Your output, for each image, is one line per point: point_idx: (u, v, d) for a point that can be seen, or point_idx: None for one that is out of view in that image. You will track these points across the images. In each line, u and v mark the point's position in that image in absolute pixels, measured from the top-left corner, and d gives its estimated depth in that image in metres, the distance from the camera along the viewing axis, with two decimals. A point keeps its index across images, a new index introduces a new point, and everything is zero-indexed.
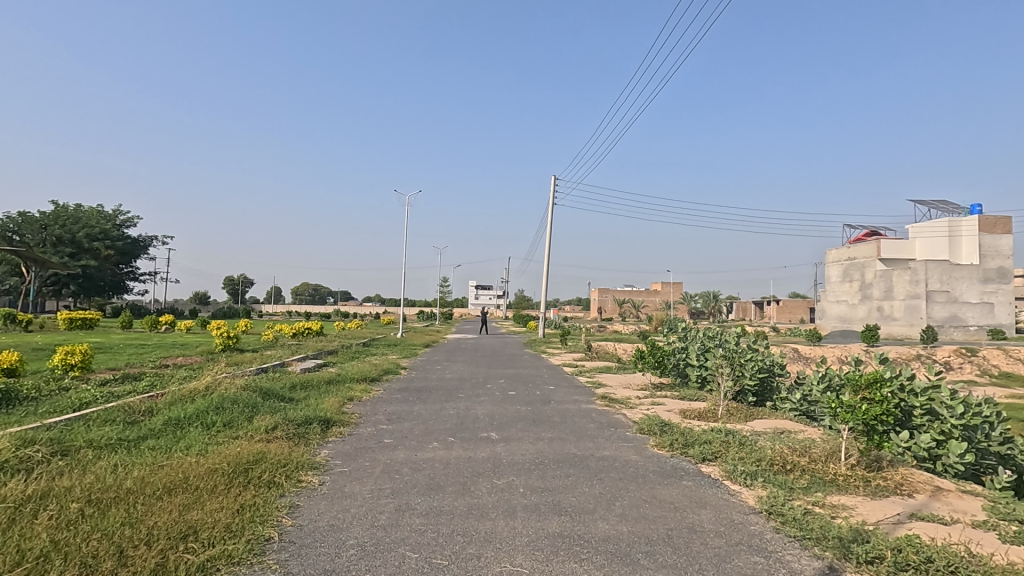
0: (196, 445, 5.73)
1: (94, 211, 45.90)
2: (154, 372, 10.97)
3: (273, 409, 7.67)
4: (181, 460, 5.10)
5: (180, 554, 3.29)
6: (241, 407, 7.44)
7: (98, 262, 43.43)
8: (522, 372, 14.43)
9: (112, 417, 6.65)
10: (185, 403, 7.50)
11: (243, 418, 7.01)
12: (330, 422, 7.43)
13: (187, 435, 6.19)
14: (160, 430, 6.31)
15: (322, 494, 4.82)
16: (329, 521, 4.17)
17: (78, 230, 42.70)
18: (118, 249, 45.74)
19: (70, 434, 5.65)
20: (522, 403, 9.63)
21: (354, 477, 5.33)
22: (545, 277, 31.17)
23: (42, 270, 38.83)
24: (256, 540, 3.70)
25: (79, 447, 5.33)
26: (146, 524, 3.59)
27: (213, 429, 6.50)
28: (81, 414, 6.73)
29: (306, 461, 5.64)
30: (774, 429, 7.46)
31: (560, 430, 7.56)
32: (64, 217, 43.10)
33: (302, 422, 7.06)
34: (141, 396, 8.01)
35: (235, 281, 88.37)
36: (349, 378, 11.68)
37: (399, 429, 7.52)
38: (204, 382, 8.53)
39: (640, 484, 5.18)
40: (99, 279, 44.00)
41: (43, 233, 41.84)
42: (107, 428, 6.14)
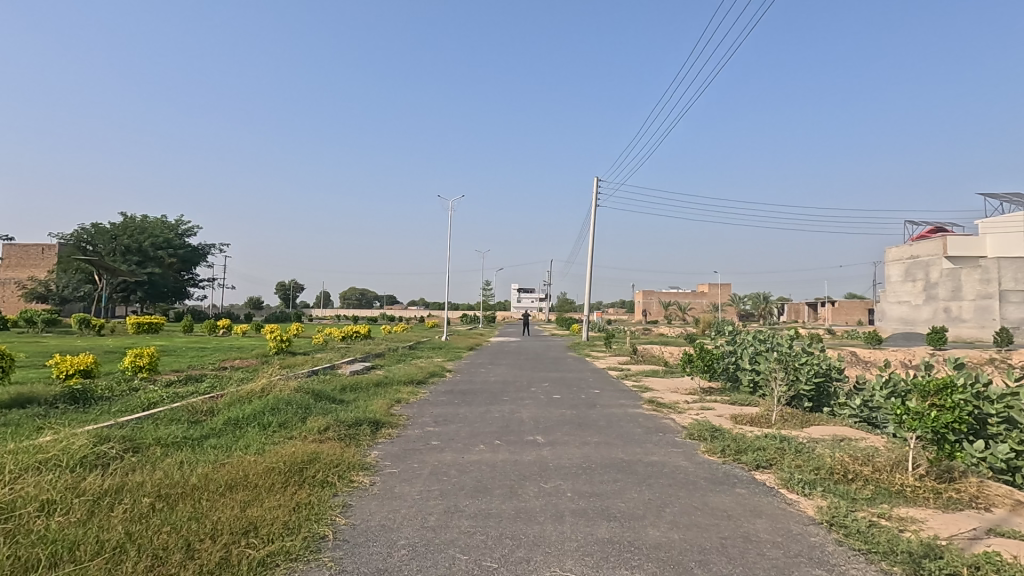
0: (254, 444, 5.99)
1: (159, 220, 48.73)
2: (215, 374, 11.51)
3: (324, 410, 7.92)
4: (240, 458, 5.34)
5: (243, 548, 3.44)
6: (295, 408, 7.72)
7: (162, 269, 45.97)
8: (567, 375, 14.37)
9: (177, 417, 7.03)
10: (243, 404, 7.83)
11: (297, 418, 7.27)
12: (380, 423, 7.61)
13: (245, 434, 6.47)
14: (221, 429, 6.61)
15: (373, 494, 4.94)
16: (381, 521, 4.27)
17: (144, 239, 45.43)
18: (179, 256, 48.04)
19: (141, 432, 6.01)
20: (567, 407, 9.57)
21: (402, 478, 5.44)
22: (589, 280, 30.93)
23: (113, 277, 41.49)
24: (312, 537, 3.82)
25: (149, 444, 5.66)
26: (210, 519, 3.76)
27: (269, 428, 6.76)
28: (150, 413, 7.17)
29: (358, 462, 5.79)
30: (833, 436, 7.15)
31: (606, 434, 7.46)
32: (132, 227, 46.06)
33: (352, 423, 7.26)
34: (203, 397, 8.44)
35: (287, 286, 91.77)
36: (397, 380, 11.92)
37: (445, 431, 7.62)
38: (261, 384, 8.89)
39: (690, 491, 5.05)
40: (164, 285, 46.55)
41: (113, 242, 44.86)
42: (173, 427, 6.51)
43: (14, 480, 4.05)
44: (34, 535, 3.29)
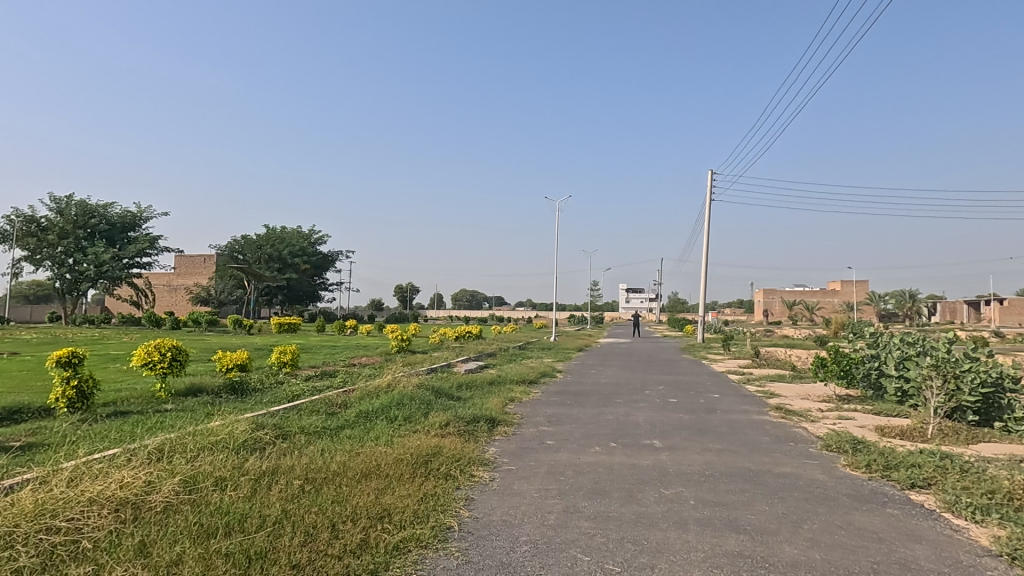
0: (383, 436, 6.44)
1: (296, 230, 54.13)
2: (346, 370, 12.56)
3: (444, 406, 8.31)
4: (371, 448, 5.77)
5: (380, 532, 3.71)
6: (418, 404, 8.19)
7: (298, 275, 50.98)
8: (682, 379, 13.79)
9: (317, 408, 7.77)
10: (372, 399, 8.45)
11: (420, 413, 7.70)
12: (496, 421, 7.83)
13: (375, 426, 6.98)
14: (354, 421, 7.19)
15: (492, 489, 5.10)
16: (502, 516, 4.39)
17: (283, 248, 50.67)
18: (313, 262, 52.80)
19: (289, 421, 6.73)
20: (685, 412, 9.18)
21: (520, 475, 5.55)
22: (704, 279, 29.42)
23: (259, 283, 46.73)
24: (440, 527, 4.02)
25: (295, 432, 6.30)
26: (351, 503, 4.11)
27: (396, 422, 7.23)
28: (295, 404, 8.00)
29: (477, 457, 6.00)
30: (1008, 455, 6.15)
31: (729, 442, 7.05)
32: (274, 237, 51.57)
33: (470, 419, 7.54)
34: (338, 390, 9.23)
35: (404, 289, 97.63)
36: (509, 379, 12.18)
37: (560, 431, 7.65)
38: (386, 380, 9.54)
39: (831, 507, 4.62)
40: (300, 289, 51.64)
41: (259, 252, 50.59)
42: (314, 417, 7.20)
43: (195, 459, 4.70)
44: (213, 506, 3.79)
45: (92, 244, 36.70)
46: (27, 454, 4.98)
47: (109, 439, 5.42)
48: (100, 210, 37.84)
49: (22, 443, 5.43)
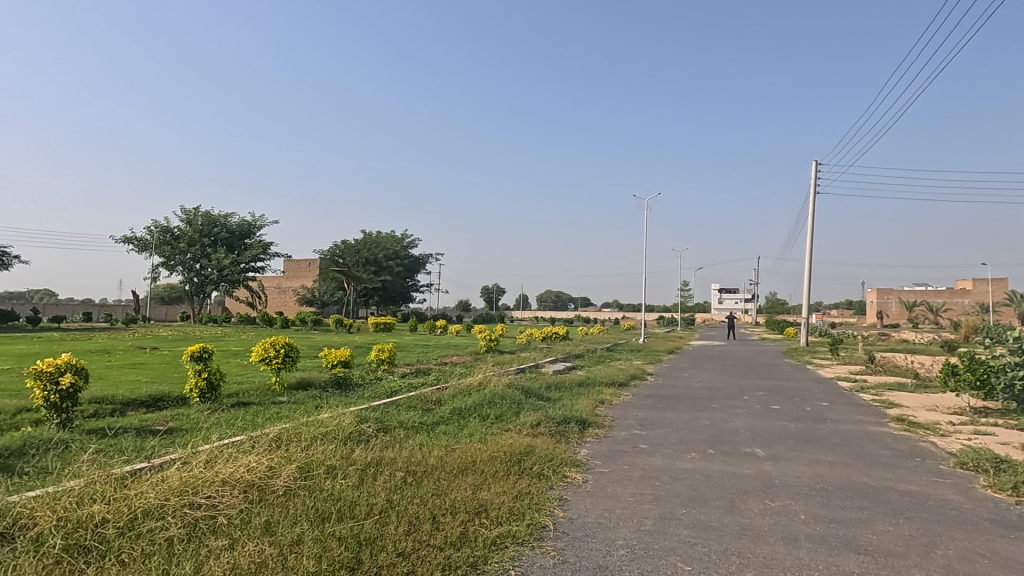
0: (477, 433, 6.61)
1: (390, 234, 56.87)
2: (438, 368, 13.03)
3: (534, 406, 8.37)
4: (466, 444, 5.94)
5: (477, 527, 3.80)
6: (509, 403, 8.31)
7: (392, 277, 53.54)
8: (785, 385, 12.92)
9: (414, 404, 8.12)
10: (464, 396, 8.69)
11: (511, 412, 7.81)
12: (586, 422, 7.77)
13: (468, 423, 7.18)
14: (448, 417, 7.44)
15: (586, 491, 5.06)
16: (597, 518, 4.34)
17: (379, 252, 53.44)
18: (405, 265, 55.20)
19: (389, 415, 7.10)
20: (790, 420, 8.59)
21: (614, 478, 5.46)
22: (808, 278, 27.40)
23: (358, 285, 49.63)
24: (535, 526, 4.05)
25: (395, 426, 6.63)
26: (449, 496, 4.24)
27: (488, 420, 7.39)
28: (394, 399, 8.42)
29: (569, 458, 5.98)
30: None
31: (843, 454, 6.51)
32: (370, 241, 54.51)
33: (561, 420, 7.54)
34: (432, 387, 9.60)
35: (490, 291, 99.61)
36: (598, 381, 12.04)
37: (653, 436, 7.44)
38: (478, 379, 9.77)
39: (969, 532, 4.12)
40: (394, 291, 54.20)
41: (357, 255, 53.73)
42: (412, 412, 7.53)
43: (308, 448, 5.07)
44: (326, 492, 4.07)
45: (216, 251, 40.69)
46: (170, 437, 5.63)
47: (235, 426, 5.99)
48: (221, 221, 41.79)
49: (165, 426, 6.15)
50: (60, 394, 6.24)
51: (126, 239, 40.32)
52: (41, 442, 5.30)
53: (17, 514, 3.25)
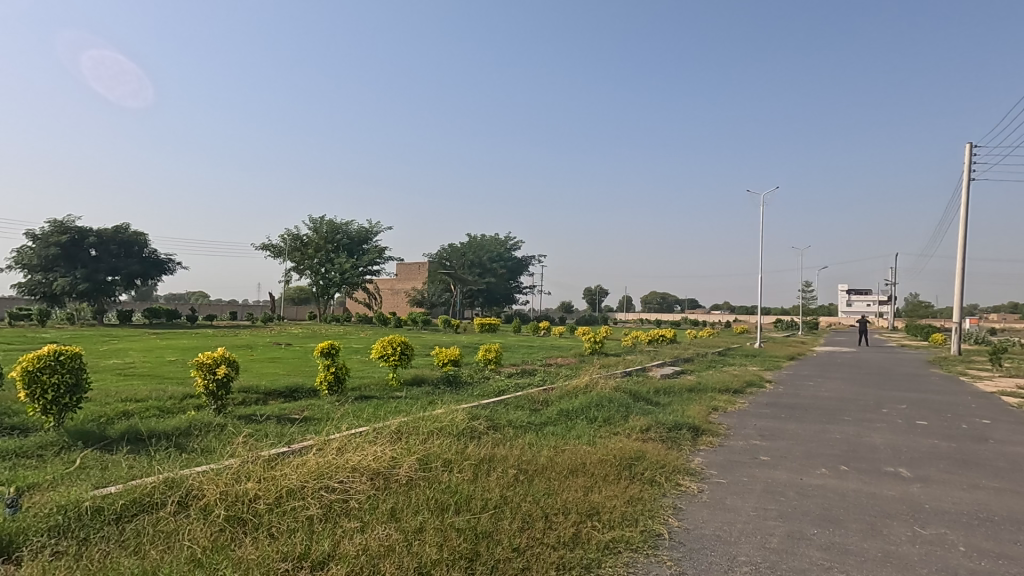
0: (585, 435, 6.56)
1: (494, 238, 58.13)
2: (543, 369, 13.13)
3: (643, 411, 8.14)
4: (575, 446, 5.92)
5: (590, 529, 3.78)
6: (617, 406, 8.16)
7: (496, 279, 54.70)
8: (932, 398, 11.43)
9: (521, 404, 8.25)
10: (571, 398, 8.68)
11: (619, 416, 7.67)
12: (700, 430, 7.41)
13: (576, 425, 7.15)
14: (555, 418, 7.46)
15: (702, 501, 4.83)
16: (715, 530, 4.14)
17: (483, 255, 54.93)
18: (508, 267, 56.42)
19: (498, 414, 7.28)
20: (940, 438, 7.58)
21: (733, 490, 5.16)
22: (959, 277, 24.03)
23: (464, 287, 51.45)
24: (649, 533, 3.94)
25: (505, 424, 6.79)
26: (561, 497, 4.26)
27: (595, 422, 7.31)
28: (502, 398, 8.62)
29: (683, 466, 5.74)
30: None
31: (1011, 480, 5.62)
32: (475, 245, 56.15)
33: (672, 426, 7.26)
34: (538, 388, 9.69)
35: (592, 292, 98.67)
36: (711, 387, 11.44)
37: (775, 448, 6.92)
38: (584, 381, 9.70)
39: None
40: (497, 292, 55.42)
41: (463, 259, 55.63)
42: (520, 412, 7.66)
43: (426, 441, 5.34)
44: (444, 484, 4.26)
45: (338, 256, 44.28)
46: (305, 425, 6.20)
47: (360, 418, 6.47)
48: (343, 228, 45.35)
49: (301, 415, 6.79)
50: (216, 382, 7.15)
51: (264, 246, 45.12)
52: (203, 424, 6.08)
53: (189, 485, 3.75)
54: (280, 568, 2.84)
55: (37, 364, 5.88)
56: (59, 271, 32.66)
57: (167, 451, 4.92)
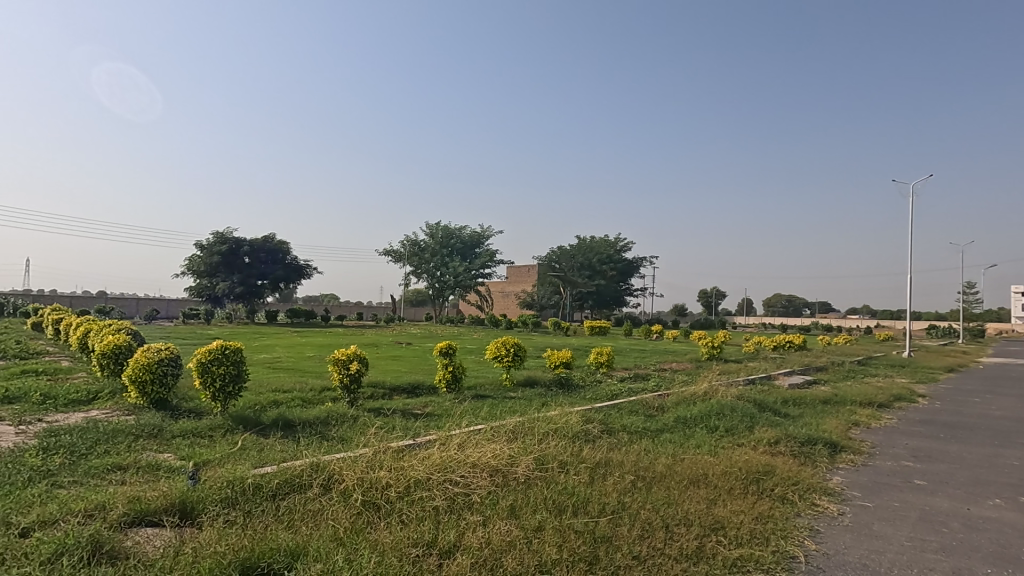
0: (706, 445, 6.24)
1: (604, 239, 56.70)
2: (658, 374, 12.69)
3: (771, 422, 7.57)
4: (695, 455, 5.66)
5: (715, 544, 3.59)
6: (740, 416, 7.67)
7: (606, 281, 53.42)
8: None
9: (636, 409, 8.05)
10: (689, 405, 8.30)
11: (743, 426, 7.20)
12: (838, 447, 6.73)
13: (695, 433, 6.83)
14: (672, 425, 7.19)
15: (843, 524, 4.39)
16: (860, 558, 3.74)
17: (593, 257, 53.88)
18: (619, 268, 54.73)
19: (612, 418, 7.16)
20: None
21: (880, 515, 4.62)
22: None
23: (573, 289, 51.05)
24: (781, 554, 3.66)
25: (619, 429, 6.66)
26: (683, 507, 4.09)
27: (717, 432, 6.93)
28: (615, 402, 8.47)
29: (819, 484, 5.25)
30: None
31: None
32: (585, 247, 55.08)
33: (805, 440, 6.67)
34: (653, 393, 9.39)
35: (709, 294, 93.61)
36: (850, 399, 10.33)
37: (933, 471, 6.09)
38: (703, 388, 9.23)
39: None
40: (607, 294, 54.24)
41: (573, 261, 54.98)
42: (634, 417, 7.47)
43: (542, 441, 5.40)
44: (561, 486, 4.28)
45: (452, 259, 46.32)
46: (427, 420, 6.56)
47: (477, 416, 6.70)
48: (457, 232, 47.40)
49: (422, 411, 7.19)
50: (349, 377, 7.81)
51: (386, 251, 48.34)
52: (339, 414, 6.67)
53: (331, 470, 4.14)
54: (411, 553, 3.03)
55: (208, 357, 6.83)
56: (220, 277, 37.48)
57: (311, 438, 5.46)
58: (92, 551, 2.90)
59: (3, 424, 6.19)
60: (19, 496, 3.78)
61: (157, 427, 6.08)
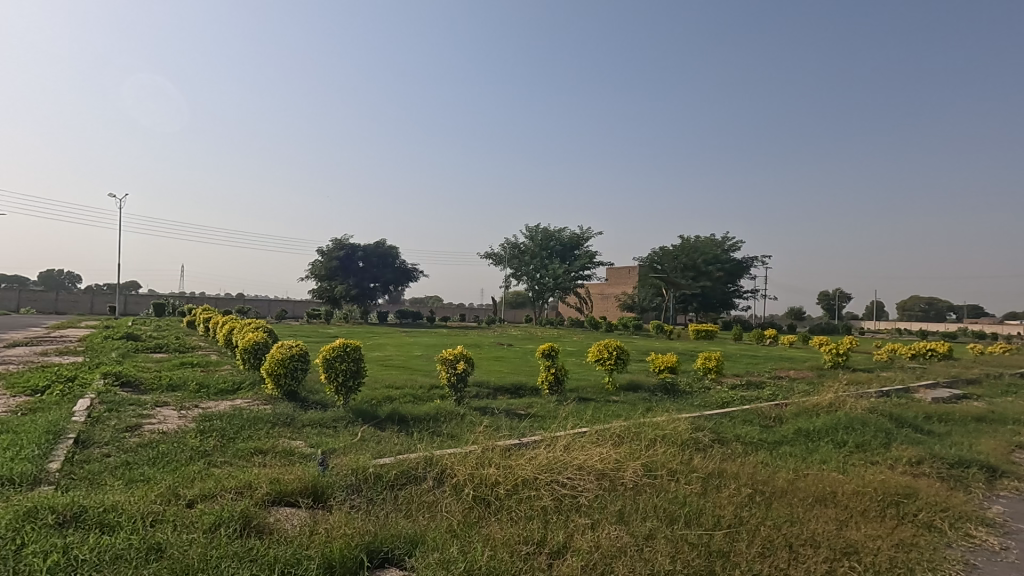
0: (832, 460, 5.73)
1: (709, 239, 53.90)
2: (774, 382, 11.83)
3: (911, 440, 6.77)
4: (820, 472, 5.21)
5: (847, 570, 3.28)
6: (873, 431, 6.94)
7: (712, 283, 50.69)
8: None
9: (750, 419, 7.57)
10: (811, 417, 7.65)
11: (877, 443, 6.51)
12: (997, 471, 5.86)
13: (819, 448, 6.29)
14: (792, 438, 6.67)
15: (1006, 561, 3.82)
16: None
17: (698, 257, 51.38)
18: (727, 269, 51.56)
19: (725, 427, 6.80)
20: None
21: None
22: None
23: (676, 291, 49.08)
24: None
25: (732, 439, 6.32)
26: (808, 527, 3.78)
27: (845, 447, 6.33)
28: (726, 411, 8.03)
29: (975, 513, 4.60)
30: None
31: None
32: (689, 247, 52.75)
33: (955, 462, 5.89)
34: (769, 403, 8.78)
35: (830, 297, 85.68)
36: (1011, 418, 8.95)
37: None
38: (827, 398, 8.46)
39: None
40: (714, 297, 51.46)
41: (676, 262, 52.80)
42: (749, 427, 7.03)
43: (649, 448, 5.25)
44: (672, 495, 4.14)
45: (551, 261, 46.46)
46: (532, 421, 6.64)
47: (581, 419, 6.66)
48: (556, 234, 47.42)
49: (526, 411, 7.29)
50: (456, 376, 8.12)
51: (487, 254, 49.52)
52: (448, 412, 6.95)
53: (443, 465, 4.32)
54: (522, 550, 3.09)
55: (332, 354, 7.44)
56: (338, 280, 40.53)
57: (423, 433, 5.75)
58: (243, 523, 3.28)
59: (169, 408, 7.18)
60: (184, 472, 4.38)
61: (290, 417, 6.72)
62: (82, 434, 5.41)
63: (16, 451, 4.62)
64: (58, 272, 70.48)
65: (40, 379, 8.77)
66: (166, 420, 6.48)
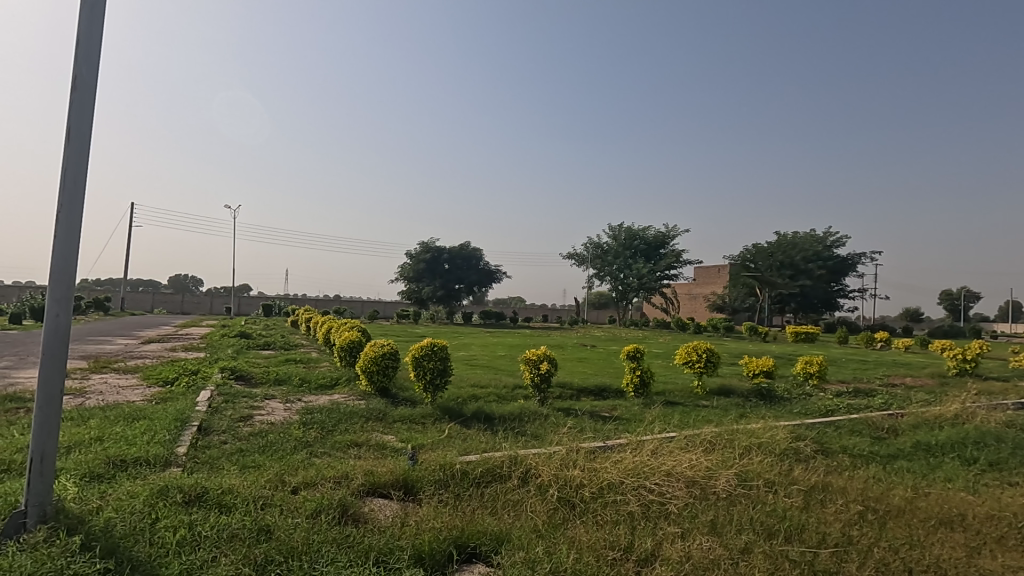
0: (958, 479, 5.12)
1: (810, 234, 50.02)
2: (887, 391, 10.79)
3: None
4: (944, 491, 4.67)
5: None
6: (1011, 449, 6.11)
7: (814, 281, 47.04)
8: None
9: (859, 430, 6.94)
10: (933, 429, 6.88)
11: (1016, 462, 5.73)
12: None
13: (942, 464, 5.65)
14: (910, 452, 6.03)
15: None
16: None
17: (797, 254, 47.96)
18: (829, 267, 47.63)
19: (829, 438, 6.29)
20: None
21: None
22: None
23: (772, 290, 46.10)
24: None
25: (838, 450, 5.84)
26: (930, 551, 3.40)
27: (974, 465, 5.64)
28: (831, 420, 7.42)
29: None
30: None
31: None
32: (786, 244, 49.37)
33: None
34: (881, 412, 8.00)
35: (954, 297, 76.70)
36: None
37: None
38: (952, 410, 7.57)
39: None
40: (815, 296, 47.72)
41: (771, 259, 49.56)
42: (858, 438, 6.45)
43: (744, 456, 4.97)
44: (769, 508, 3.88)
45: (635, 261, 45.28)
46: (617, 423, 6.51)
47: (668, 423, 6.43)
48: (641, 234, 46.15)
49: (611, 414, 7.15)
50: (540, 377, 8.13)
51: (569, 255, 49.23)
52: (531, 412, 6.98)
53: (528, 465, 4.34)
54: (609, 555, 3.02)
55: (421, 353, 7.70)
56: (426, 282, 42.05)
57: (508, 432, 5.81)
58: (341, 512, 3.48)
59: (276, 401, 7.79)
60: (290, 460, 4.74)
61: (382, 412, 7.07)
62: (204, 422, 5.99)
63: (151, 435, 5.21)
64: (185, 277, 78.78)
65: (170, 372, 9.84)
66: (274, 412, 7.03)
